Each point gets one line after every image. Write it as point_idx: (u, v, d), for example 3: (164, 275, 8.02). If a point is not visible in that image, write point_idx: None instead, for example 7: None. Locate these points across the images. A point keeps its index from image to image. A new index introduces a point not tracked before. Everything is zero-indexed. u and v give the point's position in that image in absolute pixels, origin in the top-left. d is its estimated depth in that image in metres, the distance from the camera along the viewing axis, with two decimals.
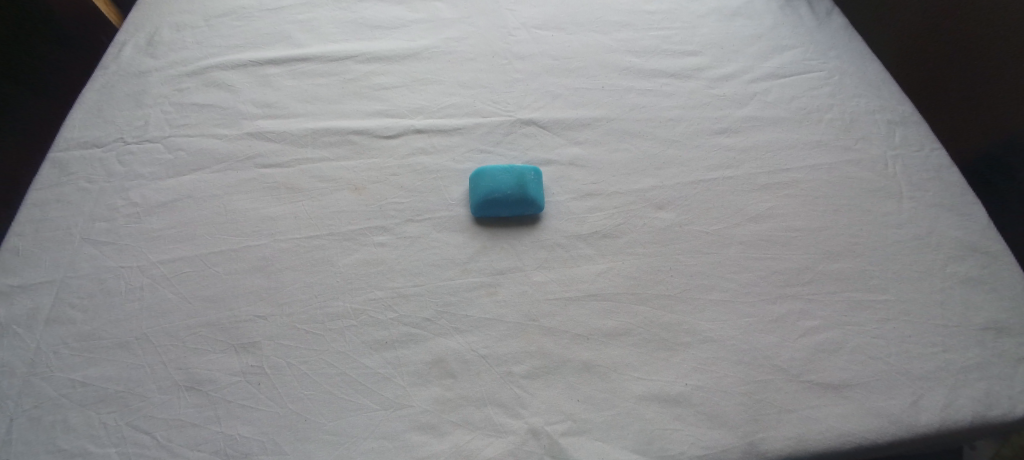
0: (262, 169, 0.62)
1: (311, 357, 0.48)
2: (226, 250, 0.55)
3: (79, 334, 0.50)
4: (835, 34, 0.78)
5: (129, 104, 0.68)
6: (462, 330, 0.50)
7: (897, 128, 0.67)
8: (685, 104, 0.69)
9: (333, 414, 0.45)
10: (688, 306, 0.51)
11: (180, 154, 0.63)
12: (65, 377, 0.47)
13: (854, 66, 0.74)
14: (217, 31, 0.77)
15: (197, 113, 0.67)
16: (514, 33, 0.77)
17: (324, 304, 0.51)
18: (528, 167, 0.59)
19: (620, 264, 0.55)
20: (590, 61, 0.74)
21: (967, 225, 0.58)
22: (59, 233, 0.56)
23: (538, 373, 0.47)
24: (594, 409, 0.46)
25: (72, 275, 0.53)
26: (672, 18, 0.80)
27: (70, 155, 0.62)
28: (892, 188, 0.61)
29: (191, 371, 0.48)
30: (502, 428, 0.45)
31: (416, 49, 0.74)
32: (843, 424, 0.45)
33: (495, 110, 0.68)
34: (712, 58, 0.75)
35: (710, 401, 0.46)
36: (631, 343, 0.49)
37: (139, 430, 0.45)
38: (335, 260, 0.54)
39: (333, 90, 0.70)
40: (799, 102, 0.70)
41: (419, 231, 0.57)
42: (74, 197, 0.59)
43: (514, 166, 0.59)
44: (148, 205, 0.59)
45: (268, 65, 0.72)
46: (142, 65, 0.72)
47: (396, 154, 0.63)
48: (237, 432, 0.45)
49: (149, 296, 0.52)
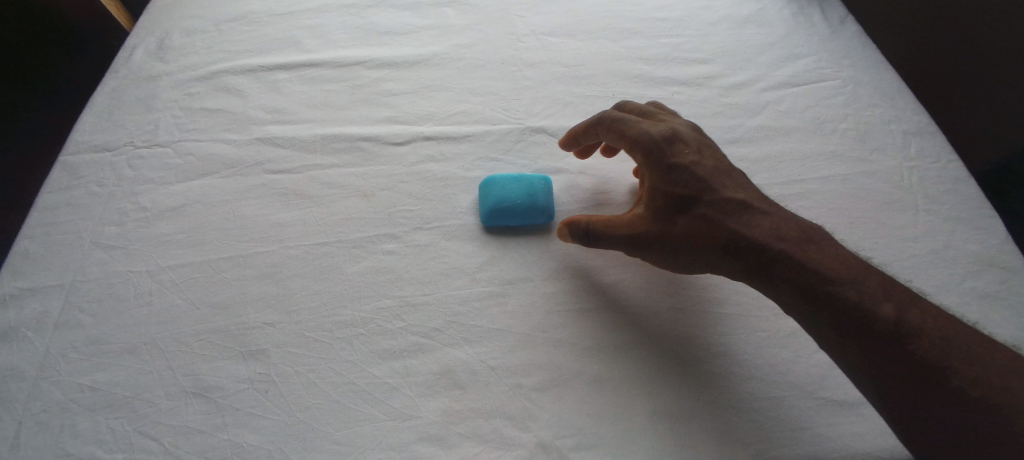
0: (272, 175, 0.62)
1: (319, 366, 0.48)
2: (235, 256, 0.55)
3: (88, 338, 0.50)
4: (852, 41, 0.77)
5: (139, 109, 0.67)
6: (470, 341, 0.49)
7: (913, 139, 0.66)
8: (697, 113, 0.69)
9: (342, 423, 0.45)
10: (700, 319, 0.51)
11: (189, 159, 0.63)
12: (73, 382, 0.48)
13: (869, 76, 0.73)
14: (226, 36, 0.76)
15: (207, 118, 0.67)
16: (524, 40, 0.76)
17: (332, 312, 0.51)
18: (537, 176, 0.58)
19: (601, 272, 0.54)
20: (601, 69, 0.74)
21: (985, 239, 0.57)
22: (69, 236, 0.56)
23: (547, 385, 0.47)
24: (604, 424, 0.45)
25: (81, 279, 0.53)
26: (684, 25, 0.79)
27: (81, 158, 0.62)
28: (907, 201, 0.60)
29: (199, 377, 0.48)
30: (511, 441, 0.45)
31: (426, 55, 0.74)
32: (856, 442, 0.44)
33: (505, 117, 0.68)
34: (724, 67, 0.74)
35: (722, 416, 0.46)
36: (611, 353, 0.49)
37: (149, 437, 0.45)
38: (343, 267, 0.54)
39: (342, 96, 0.70)
40: (813, 111, 0.69)
41: (428, 239, 0.56)
42: (84, 200, 0.59)
43: (523, 174, 0.58)
44: (157, 210, 0.59)
45: (278, 71, 0.72)
46: (151, 69, 0.72)
47: (406, 161, 0.63)
48: (245, 441, 0.45)
49: (158, 302, 0.52)
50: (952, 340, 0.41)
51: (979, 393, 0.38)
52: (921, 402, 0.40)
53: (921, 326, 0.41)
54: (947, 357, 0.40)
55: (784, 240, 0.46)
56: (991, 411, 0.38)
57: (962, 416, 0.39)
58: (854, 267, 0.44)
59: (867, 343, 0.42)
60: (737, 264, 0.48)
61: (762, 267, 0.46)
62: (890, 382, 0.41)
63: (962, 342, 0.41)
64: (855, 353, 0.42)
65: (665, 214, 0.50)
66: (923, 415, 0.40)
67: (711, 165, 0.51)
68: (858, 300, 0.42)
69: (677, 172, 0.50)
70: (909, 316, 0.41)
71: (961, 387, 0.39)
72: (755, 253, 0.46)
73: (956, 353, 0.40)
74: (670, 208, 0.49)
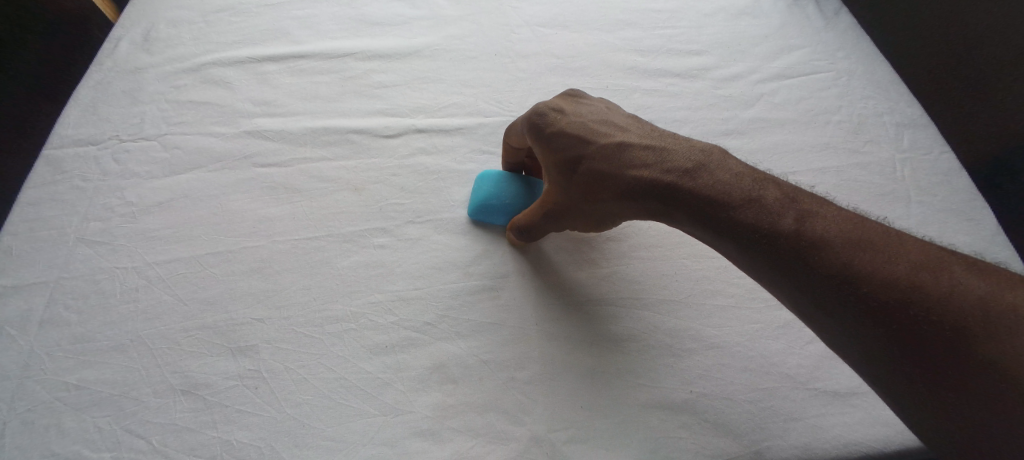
0: (261, 169, 0.61)
1: (310, 362, 0.48)
2: (223, 251, 0.54)
3: (74, 336, 0.49)
4: (845, 33, 0.77)
5: (124, 101, 0.66)
6: (463, 335, 0.49)
7: (906, 131, 0.66)
8: (692, 105, 0.68)
9: (333, 419, 0.45)
10: (693, 312, 0.51)
11: (176, 152, 0.62)
12: (59, 380, 0.47)
13: (863, 67, 0.73)
14: (214, 27, 0.74)
15: (195, 111, 0.66)
16: (517, 31, 0.75)
17: (323, 308, 0.50)
18: (532, 180, 0.57)
19: (562, 264, 0.54)
20: (595, 61, 0.73)
21: (976, 230, 0.58)
22: (53, 233, 0.55)
23: (540, 379, 0.47)
24: (598, 416, 0.45)
25: (66, 276, 0.52)
26: (679, 17, 0.79)
27: (64, 152, 0.60)
28: (899, 193, 0.61)
29: (187, 375, 0.47)
30: (504, 434, 0.44)
31: (417, 46, 0.73)
32: (849, 433, 0.44)
33: (498, 110, 0.67)
34: (718, 58, 0.74)
35: (715, 408, 0.46)
36: (573, 340, 0.49)
37: (136, 435, 0.44)
38: (333, 261, 0.53)
39: (332, 88, 0.68)
40: (807, 103, 0.69)
41: (420, 233, 0.56)
42: (68, 195, 0.57)
43: (518, 176, 0.57)
44: (143, 204, 0.58)
45: (267, 63, 0.71)
46: (137, 61, 0.69)
47: (397, 153, 0.62)
48: (235, 438, 0.44)
49: (145, 298, 0.51)
50: (868, 245, 0.35)
51: (917, 300, 0.31)
52: (873, 336, 0.33)
53: (833, 242, 0.35)
54: (873, 265, 0.33)
55: (670, 170, 0.43)
56: (937, 317, 0.31)
57: (919, 335, 0.31)
58: (747, 188, 0.40)
59: (797, 279, 0.36)
60: (639, 204, 0.44)
61: (664, 202, 0.42)
62: (830, 320, 0.35)
63: (879, 245, 0.35)
64: (798, 296, 0.36)
65: (565, 176, 0.47)
66: (881, 351, 0.33)
67: (590, 118, 0.48)
68: (761, 228, 0.38)
69: (556, 137, 0.47)
70: (818, 233, 0.36)
71: (896, 301, 0.32)
72: (654, 188, 0.43)
73: (874, 260, 0.34)
74: (567, 168, 0.46)
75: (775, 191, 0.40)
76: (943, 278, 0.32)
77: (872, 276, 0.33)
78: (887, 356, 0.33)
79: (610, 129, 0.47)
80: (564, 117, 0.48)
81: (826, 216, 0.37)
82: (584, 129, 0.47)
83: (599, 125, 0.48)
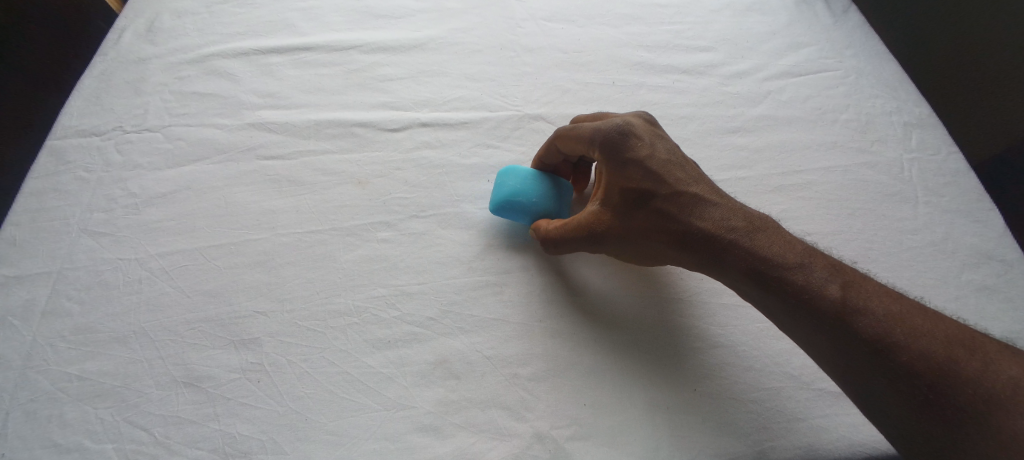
0: (263, 161, 0.60)
1: (312, 355, 0.47)
2: (225, 243, 0.54)
3: (77, 327, 0.49)
4: (854, 30, 0.76)
5: (127, 92, 0.65)
6: (466, 330, 0.49)
7: (914, 130, 0.65)
8: (698, 102, 0.68)
9: (334, 413, 0.45)
10: (698, 310, 0.50)
11: (180, 143, 0.62)
12: (62, 371, 0.47)
13: (872, 65, 0.72)
14: (217, 18, 0.73)
15: (198, 103, 0.65)
16: (522, 25, 0.75)
17: (325, 302, 0.50)
18: (562, 183, 0.55)
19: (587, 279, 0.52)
20: (601, 55, 0.72)
21: (983, 232, 0.57)
22: (57, 223, 0.54)
23: (543, 375, 0.47)
24: (603, 414, 0.45)
25: (69, 267, 0.52)
26: (685, 12, 0.78)
27: (67, 142, 0.60)
28: (906, 193, 0.60)
29: (190, 367, 0.47)
30: (507, 431, 0.44)
31: (421, 39, 0.72)
32: (853, 434, 0.44)
33: (503, 104, 0.66)
34: (725, 55, 0.73)
35: (720, 407, 0.45)
36: (581, 349, 0.48)
37: (137, 427, 0.44)
38: (336, 256, 0.53)
39: (336, 82, 0.68)
40: (814, 101, 0.68)
41: (424, 227, 0.55)
42: (72, 186, 0.57)
43: (550, 175, 0.55)
44: (147, 196, 0.57)
45: (271, 54, 0.70)
46: (141, 51, 0.69)
47: (401, 147, 0.62)
48: (237, 431, 0.44)
49: (147, 290, 0.51)
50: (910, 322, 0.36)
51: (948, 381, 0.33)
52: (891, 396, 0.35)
53: (878, 313, 0.36)
54: (914, 340, 0.35)
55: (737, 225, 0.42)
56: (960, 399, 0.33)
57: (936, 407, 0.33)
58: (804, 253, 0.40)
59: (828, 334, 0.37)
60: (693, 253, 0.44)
61: (714, 257, 0.43)
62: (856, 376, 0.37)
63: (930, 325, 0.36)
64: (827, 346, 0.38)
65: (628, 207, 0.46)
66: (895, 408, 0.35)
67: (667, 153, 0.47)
68: (813, 291, 0.38)
69: (631, 166, 0.46)
70: (867, 302, 0.37)
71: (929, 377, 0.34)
72: (705, 243, 0.43)
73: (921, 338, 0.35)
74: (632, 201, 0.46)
75: (823, 259, 0.40)
76: (977, 358, 0.34)
77: (909, 349, 0.35)
78: (911, 419, 0.35)
79: (683, 172, 0.46)
80: (645, 147, 0.46)
81: (871, 287, 0.38)
82: (661, 165, 0.46)
83: (674, 165, 0.46)
